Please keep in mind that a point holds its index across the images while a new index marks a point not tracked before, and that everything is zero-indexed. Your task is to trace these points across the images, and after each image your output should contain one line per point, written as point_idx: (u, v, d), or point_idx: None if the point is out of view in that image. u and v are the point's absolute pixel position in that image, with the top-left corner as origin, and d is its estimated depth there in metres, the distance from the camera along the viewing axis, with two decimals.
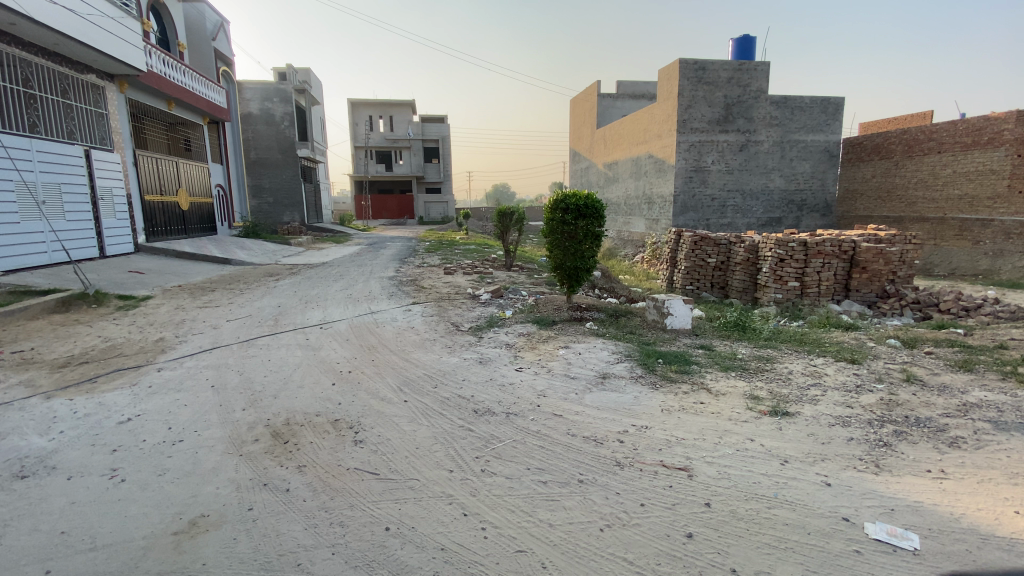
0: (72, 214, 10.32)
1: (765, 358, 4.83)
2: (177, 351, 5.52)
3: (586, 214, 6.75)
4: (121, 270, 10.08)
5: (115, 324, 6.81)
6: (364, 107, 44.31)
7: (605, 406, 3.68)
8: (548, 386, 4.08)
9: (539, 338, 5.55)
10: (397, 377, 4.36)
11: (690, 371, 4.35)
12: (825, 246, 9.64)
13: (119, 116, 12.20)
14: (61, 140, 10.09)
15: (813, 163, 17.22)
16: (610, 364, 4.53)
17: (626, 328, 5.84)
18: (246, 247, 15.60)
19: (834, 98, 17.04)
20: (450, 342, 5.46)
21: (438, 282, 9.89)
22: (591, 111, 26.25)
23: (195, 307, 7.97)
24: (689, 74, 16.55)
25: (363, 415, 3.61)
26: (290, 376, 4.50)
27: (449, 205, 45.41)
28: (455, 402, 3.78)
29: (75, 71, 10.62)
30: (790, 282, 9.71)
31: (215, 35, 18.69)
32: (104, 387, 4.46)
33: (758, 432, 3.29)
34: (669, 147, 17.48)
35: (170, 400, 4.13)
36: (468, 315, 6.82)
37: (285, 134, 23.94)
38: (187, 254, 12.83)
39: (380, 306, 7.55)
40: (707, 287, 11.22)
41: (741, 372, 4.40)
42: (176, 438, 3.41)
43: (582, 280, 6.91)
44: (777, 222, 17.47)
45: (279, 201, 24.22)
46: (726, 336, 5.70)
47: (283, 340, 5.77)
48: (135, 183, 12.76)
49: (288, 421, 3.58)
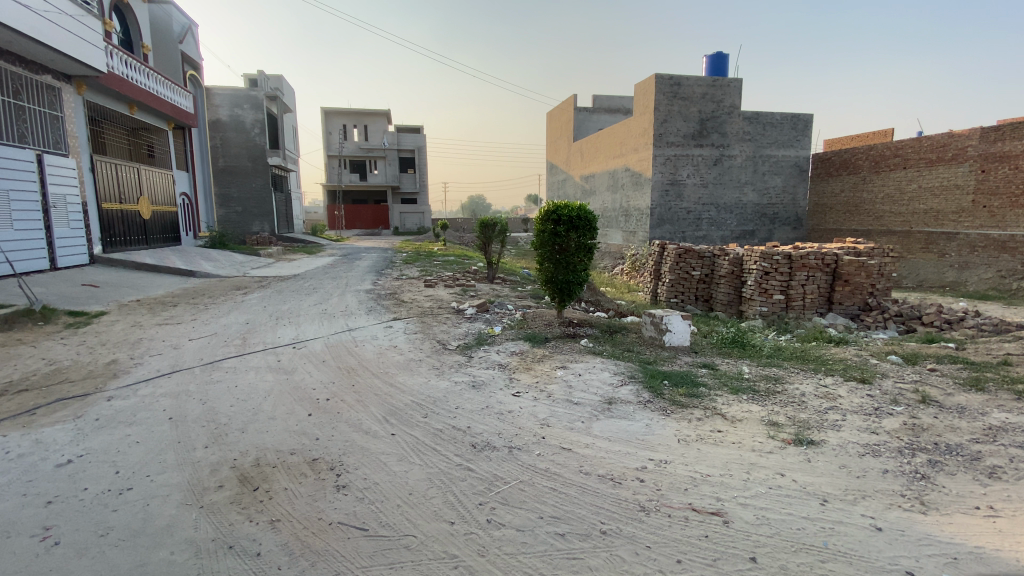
0: (21, 223, 9.50)
1: (773, 378, 4.58)
2: (130, 376, 4.93)
3: (578, 226, 6.44)
4: (73, 284, 9.30)
5: (61, 345, 6.13)
6: (337, 116, 43.55)
7: (617, 437, 3.34)
8: (551, 413, 3.72)
9: (534, 357, 5.18)
10: (381, 406, 3.93)
11: (699, 395, 4.04)
12: (809, 259, 9.60)
13: (76, 119, 11.40)
14: (11, 144, 9.30)
15: (785, 178, 17.55)
16: (614, 387, 4.19)
17: (623, 346, 5.52)
18: (212, 258, 14.81)
19: (803, 115, 17.41)
20: (438, 363, 5.06)
21: (419, 296, 9.46)
22: (567, 123, 26.32)
23: (153, 324, 7.32)
24: (665, 89, 16.65)
25: (345, 452, 3.18)
26: (259, 406, 4.01)
27: (425, 216, 44.81)
28: (450, 435, 3.38)
29: (28, 69, 9.85)
30: (775, 295, 9.59)
31: (183, 38, 17.93)
32: (44, 421, 3.87)
33: (787, 465, 3.02)
34: (646, 160, 17.50)
35: (120, 436, 3.59)
36: (454, 331, 6.41)
37: (255, 142, 23.13)
38: (148, 266, 12.02)
39: (357, 323, 7.08)
40: (691, 300, 11.08)
41: (751, 395, 4.13)
42: (123, 486, 2.90)
43: (574, 293, 6.59)
44: (751, 235, 17.68)
45: (248, 210, 23.32)
46: (726, 353, 5.44)
47: (252, 362, 5.25)
48: (91, 190, 11.93)
49: (259, 461, 3.12)
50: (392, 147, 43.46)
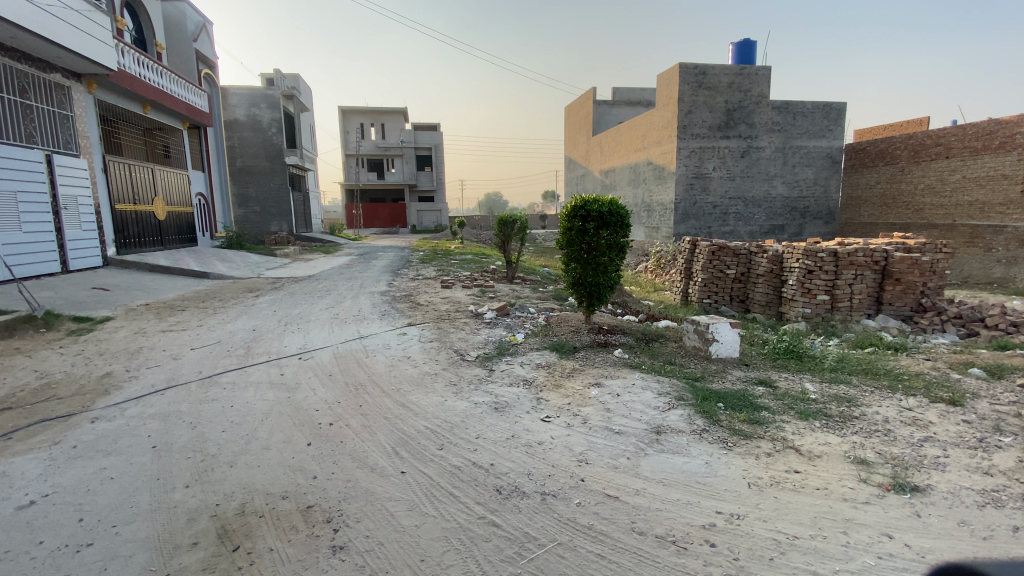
0: (30, 226, 9.22)
1: (845, 399, 3.94)
2: (122, 392, 4.49)
3: (610, 223, 5.81)
4: (82, 287, 9.02)
5: (58, 354, 5.75)
6: (354, 114, 43.41)
7: (672, 480, 2.76)
8: (588, 446, 3.14)
9: (562, 371, 4.61)
10: (391, 434, 3.41)
11: (762, 422, 3.44)
12: (857, 256, 8.77)
13: (88, 119, 11.17)
14: (19, 144, 9.01)
15: (816, 170, 16.66)
16: (659, 411, 3.60)
17: (663, 358, 4.89)
18: (227, 258, 14.56)
19: (836, 103, 16.48)
20: (455, 378, 4.52)
21: (435, 298, 8.96)
22: (586, 118, 25.70)
23: (157, 331, 6.95)
24: (689, 78, 15.87)
25: (346, 498, 2.67)
26: (254, 433, 3.53)
27: (442, 214, 44.07)
28: (470, 475, 2.84)
29: (36, 68, 9.56)
30: (819, 296, 8.78)
31: (197, 36, 17.72)
32: (15, 448, 3.40)
33: (891, 522, 2.42)
34: (670, 153, 16.73)
35: (94, 470, 3.09)
36: (472, 340, 5.88)
37: (272, 141, 22.95)
38: (161, 268, 11.78)
39: (369, 329, 6.61)
40: (725, 301, 10.35)
41: (824, 422, 3.51)
42: (82, 540, 2.38)
43: (605, 297, 5.97)
44: (781, 229, 16.81)
45: (265, 210, 23.17)
46: (783, 367, 4.78)
47: (253, 377, 4.79)
48: (105, 192, 11.72)
49: (245, 509, 2.62)
50: (409, 144, 43.14)
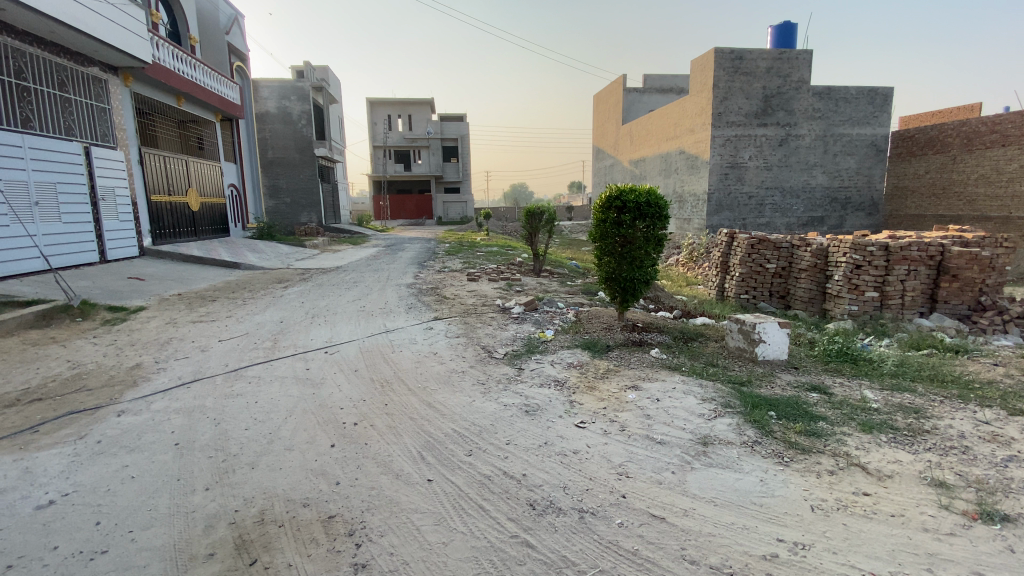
0: (70, 217, 9.42)
1: (911, 409, 3.59)
2: (150, 385, 4.46)
3: (646, 214, 5.49)
4: (119, 277, 9.20)
5: (91, 344, 5.81)
6: (381, 106, 43.60)
7: (725, 500, 2.50)
8: (629, 457, 2.90)
9: (596, 372, 4.35)
10: (417, 437, 3.24)
11: (820, 435, 3.13)
12: (911, 250, 8.16)
13: (124, 112, 11.36)
14: (59, 137, 9.19)
15: (859, 159, 15.77)
16: (705, 420, 3.32)
17: (704, 359, 4.59)
18: (257, 249, 14.75)
19: (882, 88, 15.58)
20: (483, 377, 4.32)
21: (461, 291, 8.78)
22: (615, 106, 25.08)
23: (188, 321, 6.98)
24: (725, 64, 15.20)
25: (369, 508, 2.50)
26: (277, 432, 3.41)
27: (468, 206, 44.16)
28: (501, 486, 2.64)
29: (74, 62, 9.73)
30: (867, 292, 8.22)
31: (229, 29, 17.90)
32: (42, 441, 3.37)
33: (985, 560, 2.11)
34: (704, 142, 16.10)
35: (115, 468, 3.01)
36: (499, 336, 5.66)
37: (301, 133, 23.15)
38: (194, 259, 11.98)
39: (395, 323, 6.47)
40: (764, 297, 9.86)
41: (891, 436, 3.18)
42: (98, 547, 2.28)
43: (640, 293, 5.66)
44: (820, 222, 16.02)
45: (296, 202, 23.46)
46: (836, 371, 4.42)
47: (278, 371, 4.70)
48: (141, 184, 11.94)
49: (264, 517, 2.48)
50: (435, 136, 43.09)
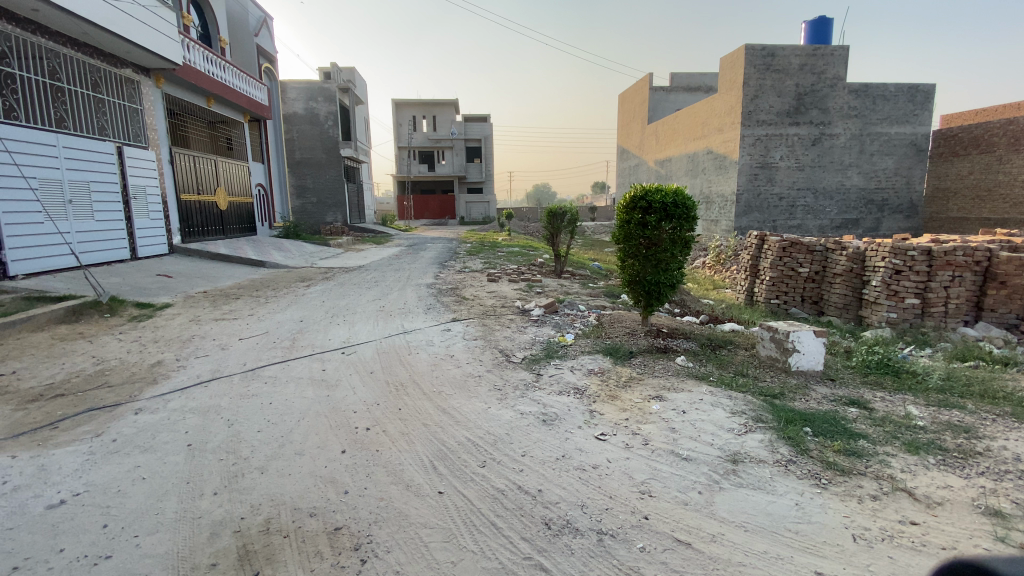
0: (102, 215, 9.67)
1: (961, 428, 3.31)
2: (168, 383, 4.46)
3: (673, 215, 5.28)
4: (147, 274, 9.40)
5: (116, 341, 5.89)
6: (407, 107, 44.02)
7: (757, 525, 2.31)
8: (652, 475, 2.72)
9: (618, 380, 4.18)
10: (430, 445, 3.13)
11: (862, 455, 2.90)
12: (955, 255, 7.69)
13: (156, 112, 11.64)
14: (92, 137, 9.44)
15: (898, 159, 15.08)
16: (734, 435, 3.12)
17: (734, 369, 4.36)
18: (283, 247, 14.95)
19: (922, 85, 14.88)
20: (500, 382, 4.19)
21: (481, 292, 8.67)
22: (641, 106, 24.70)
23: (211, 319, 7.05)
24: (756, 61, 14.74)
25: (377, 521, 2.39)
26: (289, 435, 3.34)
27: (491, 206, 43.91)
28: (515, 502, 2.50)
29: (108, 63, 10.00)
30: (907, 299, 7.79)
31: (258, 31, 18.24)
32: (60, 438, 3.37)
33: None
34: (732, 142, 15.65)
35: (128, 468, 2.98)
36: (518, 339, 5.52)
37: (327, 133, 23.46)
38: (221, 256, 12.20)
39: (414, 324, 6.40)
40: (796, 302, 9.48)
41: (940, 458, 2.92)
42: (102, 551, 2.23)
43: (665, 297, 5.45)
44: (854, 224, 15.38)
45: (321, 201, 23.78)
46: (877, 385, 4.15)
47: (295, 372, 4.66)
48: (171, 183, 12.21)
49: (270, 526, 2.40)
50: (459, 136, 43.24)
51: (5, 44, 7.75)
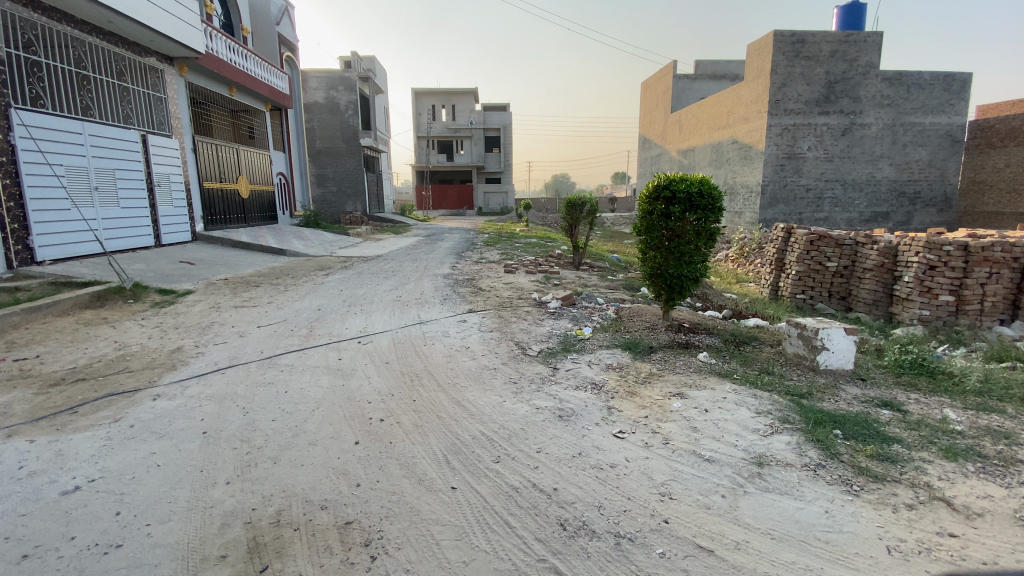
0: (127, 202, 9.83)
1: (1003, 433, 3.11)
2: (186, 369, 4.50)
3: (698, 206, 5.08)
4: (171, 261, 9.55)
5: (139, 326, 5.98)
6: (426, 96, 43.95)
7: (784, 534, 2.19)
8: (672, 476, 2.62)
9: (637, 375, 4.06)
10: (444, 438, 3.07)
11: (896, 461, 2.74)
12: (994, 251, 7.31)
13: (179, 101, 11.76)
14: (117, 124, 9.57)
15: (932, 150, 14.46)
16: (759, 436, 2.98)
17: (758, 366, 4.21)
18: (303, 236, 15.07)
19: (960, 73, 14.22)
20: (516, 375, 4.12)
21: (498, 283, 8.60)
22: (664, 95, 24.20)
23: (230, 306, 7.11)
24: (785, 48, 14.23)
25: (388, 516, 2.34)
26: (303, 425, 3.32)
27: (508, 196, 44.75)
28: (529, 501, 2.42)
29: (132, 52, 10.10)
30: (941, 296, 7.46)
31: (280, 20, 18.28)
32: (79, 423, 3.41)
33: None
34: (758, 131, 15.21)
35: (143, 455, 2.99)
36: (535, 332, 5.42)
37: (347, 122, 23.53)
38: (242, 244, 12.35)
39: (430, 314, 6.35)
40: (823, 297, 9.20)
41: (980, 466, 2.74)
42: (113, 541, 2.22)
43: (688, 291, 5.29)
44: (884, 217, 14.84)
45: (341, 190, 23.93)
46: (910, 386, 3.96)
47: (311, 360, 4.66)
48: (194, 171, 12.36)
49: (280, 519, 2.36)
50: (478, 126, 42.97)
51: (32, 32, 7.86)
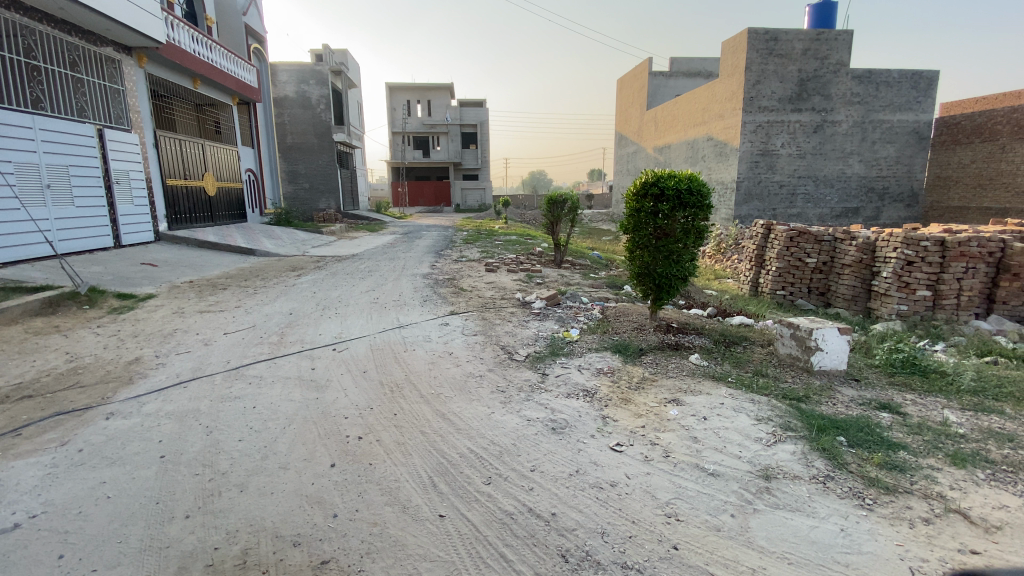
0: (82, 200, 9.24)
1: (1005, 436, 3.04)
2: (145, 383, 4.13)
3: (687, 204, 4.94)
4: (132, 263, 9.00)
5: (94, 335, 5.54)
6: (401, 91, 43.21)
7: (802, 558, 2.04)
8: (677, 494, 2.45)
9: (629, 381, 3.89)
10: (429, 457, 2.83)
11: (906, 471, 2.62)
12: (970, 246, 7.39)
13: (140, 94, 11.13)
14: (70, 118, 8.96)
15: (900, 147, 14.77)
16: (763, 447, 2.84)
17: (751, 369, 4.09)
18: (274, 235, 14.52)
19: (926, 72, 14.55)
20: (503, 383, 3.89)
21: (478, 283, 8.35)
22: (640, 91, 24.23)
23: (194, 311, 6.69)
24: (759, 45, 14.31)
25: (370, 552, 2.10)
26: (273, 445, 3.04)
27: (486, 192, 43.44)
28: (526, 528, 2.21)
29: (87, 41, 9.47)
30: (918, 291, 7.53)
31: (247, 10, 17.57)
32: (20, 448, 3.05)
33: None
34: (733, 128, 15.31)
35: (92, 485, 2.67)
36: (520, 335, 5.20)
37: (319, 117, 22.85)
38: (209, 244, 11.78)
39: (409, 317, 6.07)
40: (803, 293, 9.25)
41: (989, 472, 2.65)
42: None
43: (676, 290, 5.15)
44: (854, 213, 15.11)
45: (314, 187, 23.23)
46: (904, 386, 3.89)
47: (282, 371, 4.34)
48: (156, 167, 11.73)
49: (248, 559, 2.10)
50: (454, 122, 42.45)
51: None
